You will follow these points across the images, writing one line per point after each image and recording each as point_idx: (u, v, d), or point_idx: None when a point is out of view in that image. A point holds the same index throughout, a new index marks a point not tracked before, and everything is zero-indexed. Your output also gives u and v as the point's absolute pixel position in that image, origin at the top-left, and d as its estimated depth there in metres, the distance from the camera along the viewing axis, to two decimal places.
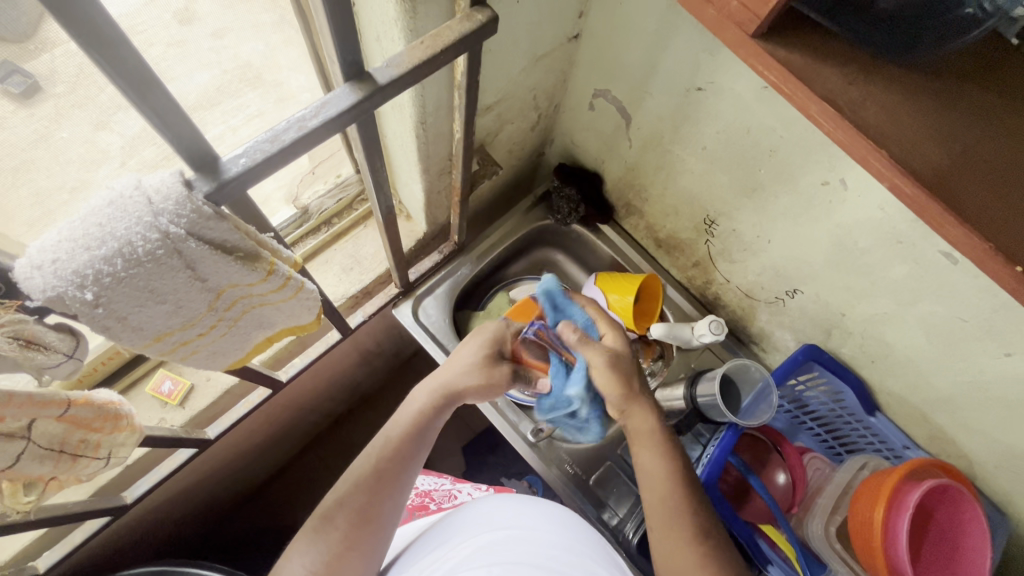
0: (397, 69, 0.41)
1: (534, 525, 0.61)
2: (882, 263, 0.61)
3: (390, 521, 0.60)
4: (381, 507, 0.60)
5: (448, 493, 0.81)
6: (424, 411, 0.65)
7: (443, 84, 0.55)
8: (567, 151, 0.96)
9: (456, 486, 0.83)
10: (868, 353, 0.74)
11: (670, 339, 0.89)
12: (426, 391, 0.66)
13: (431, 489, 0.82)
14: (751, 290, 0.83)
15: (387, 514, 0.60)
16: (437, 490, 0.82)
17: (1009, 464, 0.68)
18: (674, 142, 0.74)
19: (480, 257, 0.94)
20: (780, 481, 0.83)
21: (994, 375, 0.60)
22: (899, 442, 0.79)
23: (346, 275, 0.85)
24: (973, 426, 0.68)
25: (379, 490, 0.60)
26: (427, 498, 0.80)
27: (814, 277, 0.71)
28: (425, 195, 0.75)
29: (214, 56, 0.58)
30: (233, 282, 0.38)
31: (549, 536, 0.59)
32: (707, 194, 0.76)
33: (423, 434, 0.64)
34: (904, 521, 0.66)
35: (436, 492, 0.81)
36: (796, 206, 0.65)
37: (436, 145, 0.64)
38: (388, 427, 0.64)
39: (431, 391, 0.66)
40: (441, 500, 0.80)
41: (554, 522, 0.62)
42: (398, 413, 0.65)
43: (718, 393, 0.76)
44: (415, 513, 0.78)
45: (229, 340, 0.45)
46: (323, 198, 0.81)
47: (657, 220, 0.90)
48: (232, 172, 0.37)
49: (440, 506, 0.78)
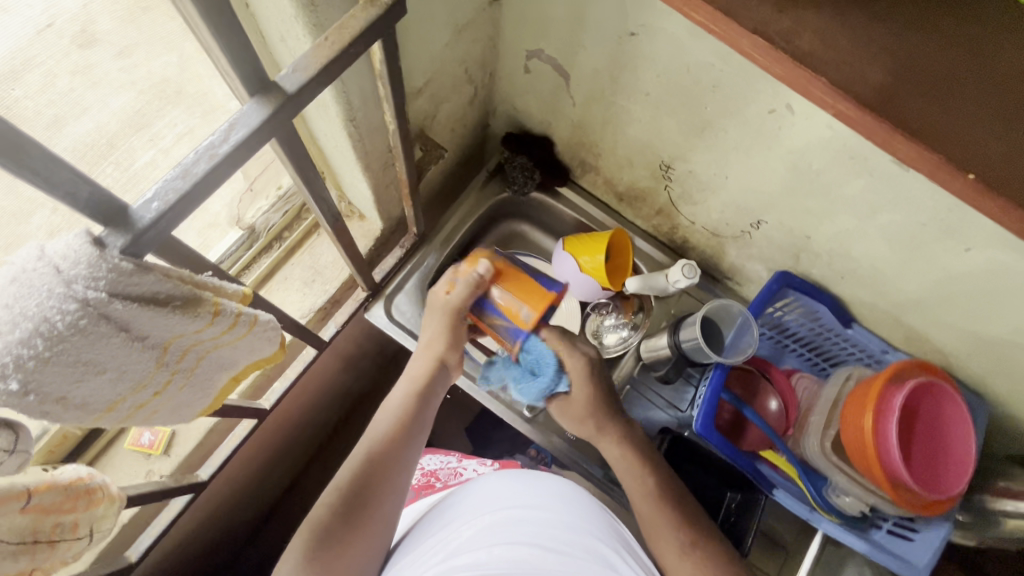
0: (304, 72, 0.37)
1: (531, 502, 0.60)
2: (837, 180, 0.62)
3: (391, 502, 0.61)
4: (385, 488, 0.60)
5: (452, 470, 0.80)
6: (406, 404, 0.67)
7: (366, 74, 0.52)
8: (511, 119, 0.92)
9: (461, 463, 0.82)
10: (837, 270, 0.76)
11: (647, 290, 0.89)
12: (405, 387, 0.69)
13: (436, 469, 0.82)
14: (716, 228, 0.84)
15: (392, 491, 0.61)
16: (442, 468, 0.81)
17: (979, 350, 0.71)
18: (616, 93, 0.72)
19: (444, 243, 0.92)
20: (773, 407, 0.86)
21: (957, 270, 0.62)
22: (878, 347, 0.81)
23: (309, 288, 0.81)
24: (943, 320, 0.71)
25: (382, 470, 0.61)
26: (432, 477, 0.80)
27: (775, 205, 0.72)
28: (373, 192, 0.72)
29: (126, 76, 0.62)
30: (175, 335, 0.35)
31: (546, 512, 0.59)
32: (659, 139, 0.75)
33: (419, 415, 0.67)
34: (892, 423, 0.69)
35: (440, 471, 0.80)
36: (748, 137, 0.65)
37: (373, 140, 0.61)
38: (375, 424, 0.65)
39: (409, 387, 0.68)
40: (446, 478, 0.79)
41: (558, 498, 0.61)
42: (382, 409, 0.67)
43: (700, 335, 0.76)
44: (421, 492, 0.78)
45: (187, 393, 0.41)
46: (268, 214, 0.77)
47: (615, 174, 0.89)
48: (146, 221, 0.33)
49: (445, 484, 0.77)
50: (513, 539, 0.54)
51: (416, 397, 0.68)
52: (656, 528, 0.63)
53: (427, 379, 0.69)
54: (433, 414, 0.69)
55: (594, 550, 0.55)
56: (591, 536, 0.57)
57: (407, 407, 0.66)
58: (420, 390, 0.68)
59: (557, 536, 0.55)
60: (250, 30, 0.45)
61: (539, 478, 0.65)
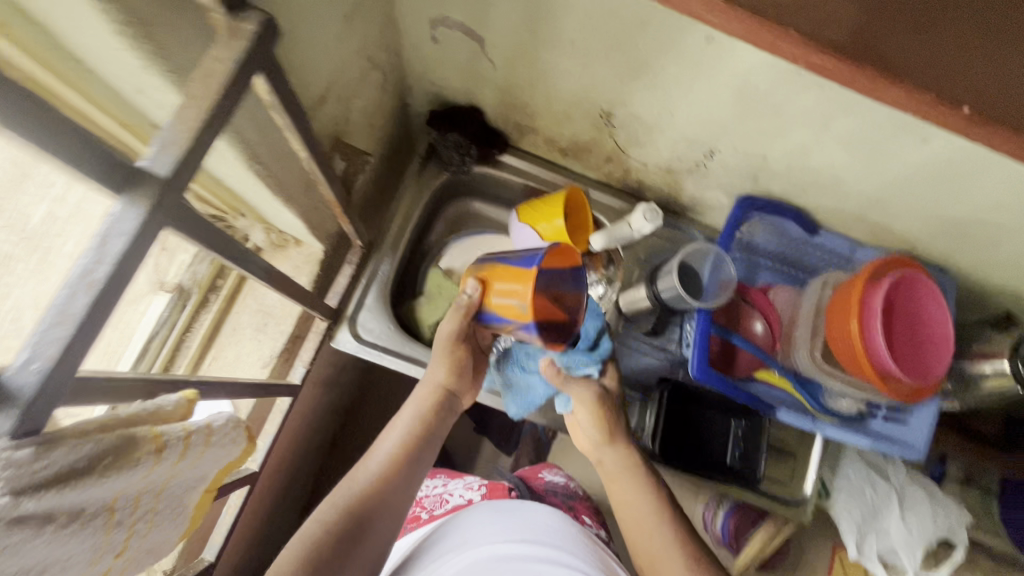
0: (176, 145, 0.31)
1: (519, 536, 0.66)
2: (787, 98, 0.59)
3: (390, 522, 0.61)
4: (386, 510, 0.61)
5: (438, 498, 0.81)
6: (415, 426, 0.69)
7: (255, 104, 0.44)
8: (431, 93, 0.84)
9: (447, 488, 0.83)
10: (797, 183, 0.74)
11: (615, 243, 0.86)
12: (413, 407, 0.71)
13: (421, 496, 0.83)
14: (670, 166, 0.80)
15: (389, 508, 0.62)
16: (428, 496, 0.82)
17: (942, 232, 0.72)
18: (539, 48, 0.65)
19: (395, 245, 0.85)
20: (759, 329, 0.85)
21: (916, 162, 0.61)
22: (845, 249, 0.83)
23: (263, 333, 0.74)
24: (905, 211, 0.71)
25: (383, 489, 0.62)
26: (418, 507, 0.81)
27: (726, 132, 0.69)
28: (301, 218, 0.65)
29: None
30: (117, 492, 0.31)
31: (532, 546, 0.64)
32: (594, 88, 0.69)
33: (424, 439, 0.69)
34: (878, 327, 0.69)
35: (427, 499, 0.82)
36: (687, 70, 0.60)
37: (285, 168, 0.54)
38: (379, 446, 0.68)
39: (417, 407, 0.71)
40: (433, 507, 0.80)
41: (544, 532, 0.67)
42: (387, 432, 0.69)
43: (679, 285, 0.75)
44: (409, 525, 0.79)
45: (160, 531, 0.37)
46: (192, 267, 0.71)
47: (554, 131, 0.83)
48: (29, 390, 0.27)
49: (432, 514, 0.78)
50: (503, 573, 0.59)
51: (424, 420, 0.70)
52: (630, 523, 0.70)
53: (434, 404, 0.72)
54: (436, 441, 0.71)
55: None
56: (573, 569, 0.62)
57: (413, 429, 0.69)
58: (428, 412, 0.71)
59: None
60: (96, 88, 0.37)
61: (526, 512, 0.71)
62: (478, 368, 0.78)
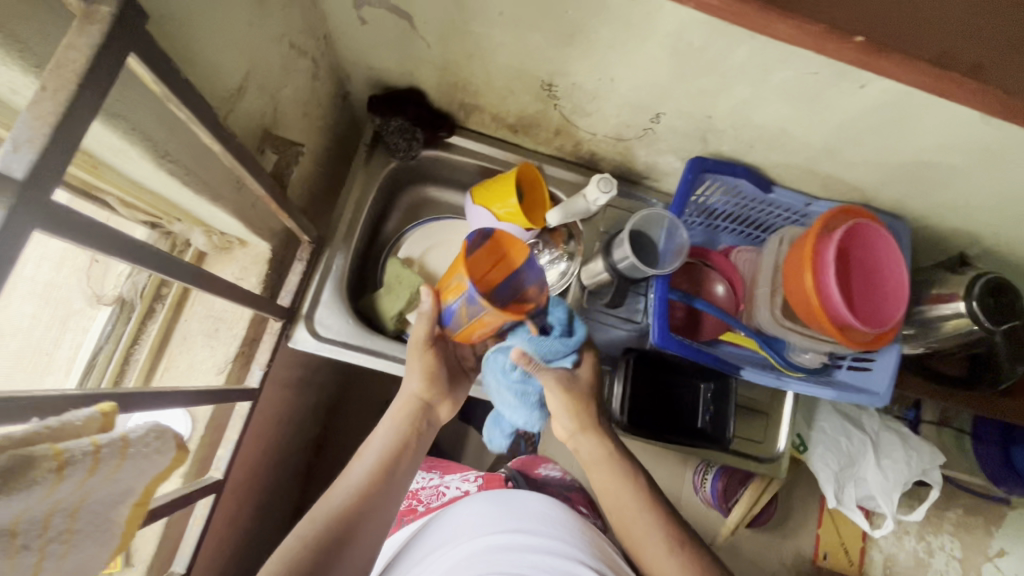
0: (34, 146, 0.29)
1: (513, 528, 0.65)
2: (722, 52, 0.57)
3: (370, 536, 0.61)
4: (366, 523, 0.61)
5: (434, 491, 0.84)
6: (393, 439, 0.69)
7: (153, 99, 0.42)
8: (370, 78, 0.81)
9: (443, 481, 0.87)
10: (746, 141, 0.73)
11: (572, 218, 0.84)
12: (392, 420, 0.71)
13: (418, 489, 0.86)
14: (619, 133, 0.79)
15: (369, 522, 0.62)
16: (424, 489, 0.85)
17: (891, 178, 0.72)
18: (468, 21, 0.63)
19: (347, 238, 0.83)
20: (721, 291, 0.86)
21: (857, 109, 0.60)
22: (799, 203, 0.81)
23: (215, 339, 0.72)
24: (853, 160, 0.71)
25: (362, 503, 0.62)
26: (414, 501, 0.84)
27: (668, 94, 0.67)
28: (237, 218, 0.62)
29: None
30: (15, 516, 0.29)
31: (526, 538, 0.63)
32: (531, 59, 0.67)
33: (404, 452, 0.68)
34: (832, 279, 0.69)
35: (423, 492, 0.85)
36: (619, 31, 0.58)
37: (204, 165, 0.52)
38: (358, 460, 0.67)
39: (395, 421, 0.70)
40: (428, 499, 0.83)
41: (538, 522, 0.66)
42: (367, 446, 0.69)
43: (632, 254, 0.74)
44: (405, 518, 0.82)
45: (78, 554, 0.33)
46: (132, 277, 0.68)
47: (500, 107, 0.81)
48: None
49: (427, 507, 0.81)
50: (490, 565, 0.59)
51: (403, 434, 0.69)
52: (614, 509, 0.69)
53: (409, 416, 0.71)
54: (417, 455, 0.70)
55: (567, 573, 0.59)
56: (566, 560, 0.61)
57: (392, 443, 0.68)
58: (405, 425, 0.70)
59: (540, 563, 0.59)
60: None
61: (522, 503, 0.70)
62: (457, 379, 0.77)
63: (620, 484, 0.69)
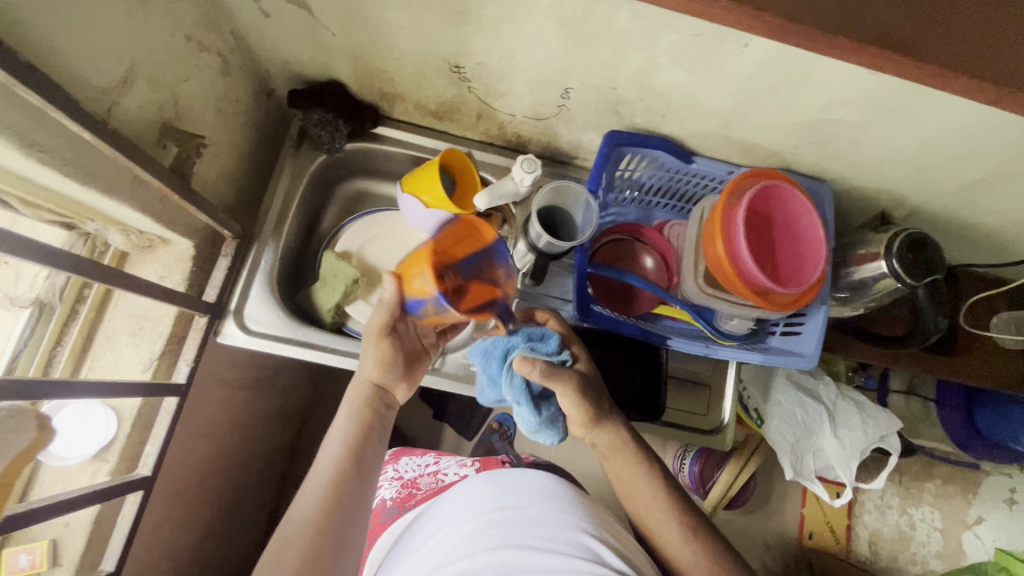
0: None
1: (515, 503, 0.67)
2: (604, 20, 0.58)
3: (351, 532, 0.61)
4: (347, 518, 0.61)
5: (433, 478, 0.85)
6: (352, 428, 0.66)
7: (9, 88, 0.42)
8: (288, 73, 0.82)
9: (439, 467, 0.87)
10: (656, 111, 0.74)
11: (500, 201, 0.82)
12: (350, 409, 0.68)
13: (415, 477, 0.87)
14: (536, 112, 0.79)
15: (347, 517, 0.61)
16: (422, 477, 0.86)
17: (801, 139, 0.73)
18: (361, 6, 0.64)
19: (276, 231, 0.84)
20: (652, 265, 0.87)
21: (746, 69, 0.61)
22: (722, 171, 0.82)
23: (140, 337, 0.72)
24: (760, 123, 0.71)
25: (337, 500, 0.61)
26: (412, 487, 0.84)
27: (569, 67, 0.68)
28: (146, 212, 0.63)
29: None
30: None
31: (529, 509, 0.66)
32: (432, 41, 0.68)
33: (366, 439, 0.66)
34: (740, 242, 0.70)
35: (421, 479, 0.85)
36: (504, 5, 0.59)
37: (88, 157, 0.52)
38: (322, 455, 0.65)
39: (353, 409, 0.67)
40: (427, 485, 0.84)
41: (539, 494, 0.69)
42: (328, 438, 0.67)
43: (543, 230, 0.75)
44: (405, 504, 0.82)
45: None
46: (50, 278, 0.69)
47: (418, 94, 0.81)
48: None
49: (427, 492, 0.82)
50: (496, 543, 0.61)
51: (362, 421, 0.67)
52: (631, 494, 0.72)
53: (366, 400, 0.68)
54: (380, 440, 0.68)
55: (573, 541, 0.62)
56: (568, 528, 0.64)
57: (353, 432, 0.66)
58: (362, 412, 0.67)
59: (544, 535, 0.62)
60: None
61: (521, 475, 0.72)
62: (416, 358, 0.74)
63: (639, 476, 0.71)
